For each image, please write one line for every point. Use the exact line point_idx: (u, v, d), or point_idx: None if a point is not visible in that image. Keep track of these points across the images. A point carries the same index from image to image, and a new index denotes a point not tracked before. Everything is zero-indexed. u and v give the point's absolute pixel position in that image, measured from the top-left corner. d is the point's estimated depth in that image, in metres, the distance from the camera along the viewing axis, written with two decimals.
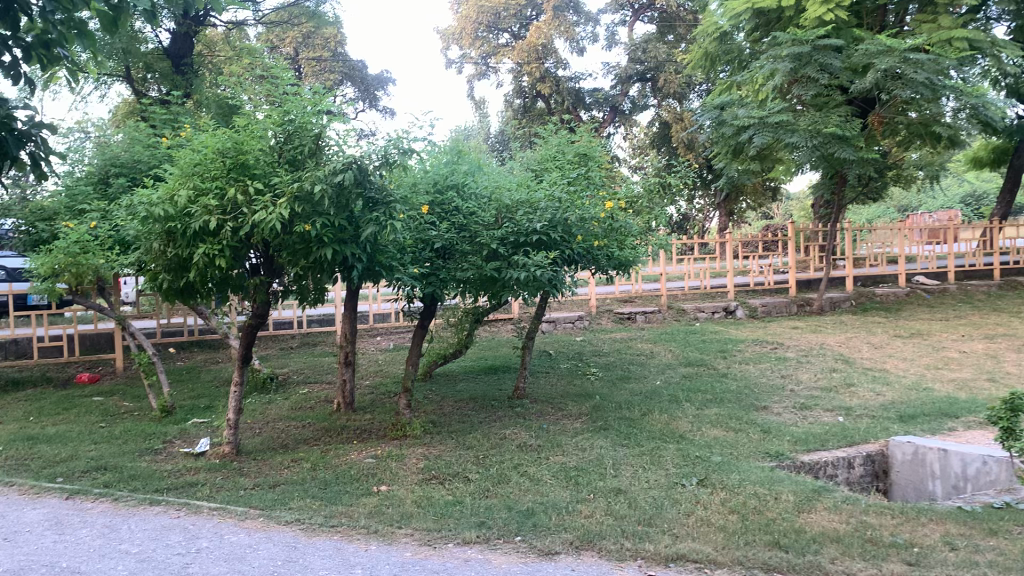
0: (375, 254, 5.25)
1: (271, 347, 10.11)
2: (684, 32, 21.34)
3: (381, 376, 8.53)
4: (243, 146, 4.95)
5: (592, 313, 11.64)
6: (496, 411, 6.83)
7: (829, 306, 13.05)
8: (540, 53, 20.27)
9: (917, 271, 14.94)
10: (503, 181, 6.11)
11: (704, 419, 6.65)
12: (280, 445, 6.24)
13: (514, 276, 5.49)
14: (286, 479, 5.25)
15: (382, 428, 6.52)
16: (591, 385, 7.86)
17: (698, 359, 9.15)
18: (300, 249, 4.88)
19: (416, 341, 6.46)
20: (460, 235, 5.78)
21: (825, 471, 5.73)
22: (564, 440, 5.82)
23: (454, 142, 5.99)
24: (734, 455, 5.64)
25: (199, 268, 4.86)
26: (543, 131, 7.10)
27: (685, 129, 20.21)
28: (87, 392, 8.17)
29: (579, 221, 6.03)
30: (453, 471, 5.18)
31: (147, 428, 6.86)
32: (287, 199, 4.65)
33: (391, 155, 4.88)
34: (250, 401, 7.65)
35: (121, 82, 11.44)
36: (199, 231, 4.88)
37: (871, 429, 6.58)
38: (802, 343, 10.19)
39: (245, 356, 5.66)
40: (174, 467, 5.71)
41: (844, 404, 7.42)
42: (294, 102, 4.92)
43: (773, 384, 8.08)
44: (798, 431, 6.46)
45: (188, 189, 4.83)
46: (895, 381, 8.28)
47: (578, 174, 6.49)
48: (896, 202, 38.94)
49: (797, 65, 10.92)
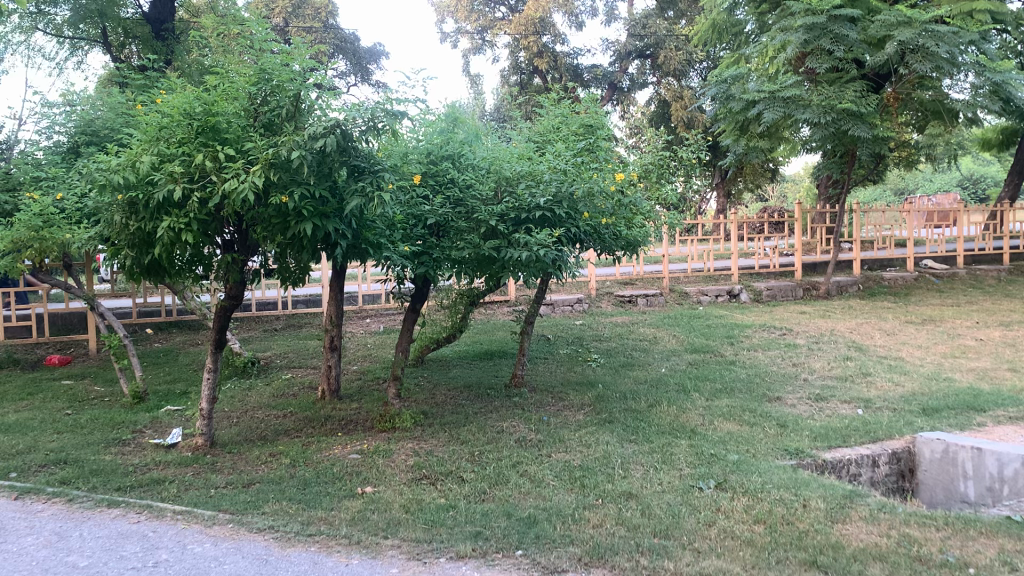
0: (361, 229, 4.75)
1: (255, 328, 9.62)
2: (685, 7, 20.87)
3: (369, 361, 8.05)
4: (213, 107, 4.41)
5: (591, 295, 11.19)
6: (492, 401, 6.34)
7: (836, 290, 12.60)
8: (538, 27, 19.67)
9: (926, 255, 14.50)
10: (503, 152, 5.61)
11: (717, 412, 6.19)
12: (257, 437, 5.76)
13: (515, 257, 5.01)
14: (261, 478, 4.77)
15: (369, 419, 6.04)
16: (593, 373, 7.39)
17: (705, 345, 8.67)
18: (277, 224, 4.39)
19: (407, 325, 5.97)
20: (457, 211, 5.28)
21: (849, 470, 5.27)
22: (566, 435, 5.35)
23: (449, 108, 5.46)
24: (751, 452, 5.18)
25: (163, 245, 4.36)
26: (546, 100, 6.52)
27: (687, 107, 19.66)
28: (55, 376, 7.68)
29: (586, 196, 5.53)
30: (446, 469, 4.71)
31: (117, 416, 6.37)
32: (262, 166, 4.16)
33: (378, 119, 4.36)
34: (229, 386, 7.18)
35: (97, 49, 10.79)
36: (162, 202, 4.38)
37: (895, 423, 6.12)
38: (812, 329, 9.72)
39: (219, 343, 5.18)
40: (141, 461, 5.23)
41: (862, 395, 6.97)
42: (271, 60, 4.41)
43: (785, 373, 7.62)
44: (817, 425, 6.00)
45: (151, 155, 4.33)
46: (913, 371, 7.83)
47: (585, 145, 5.98)
48: (894, 187, 38.54)
49: (811, 37, 10.39)
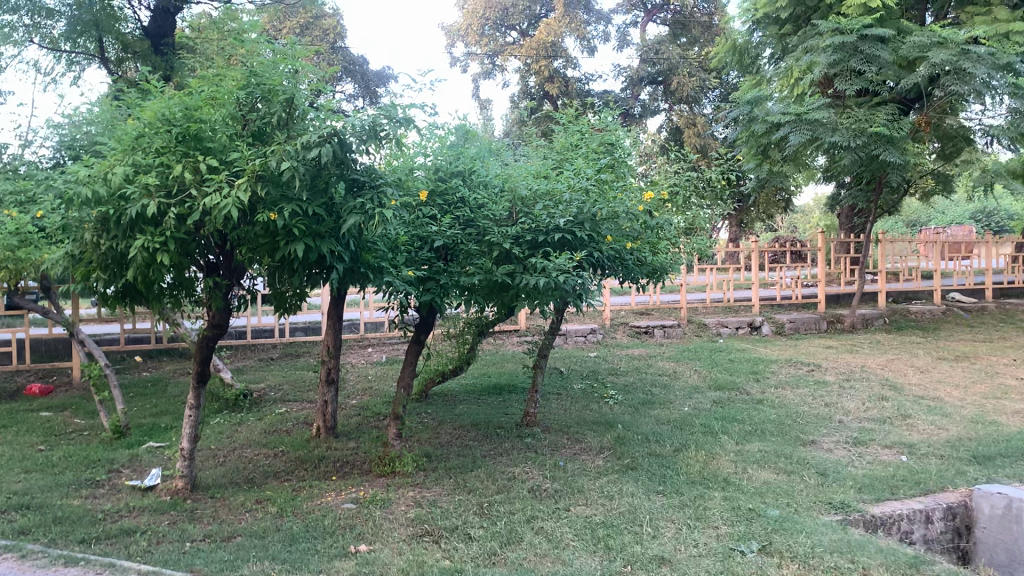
0: (360, 251, 4.26)
1: (250, 357, 9.12)
2: (699, 35, 20.53)
3: (370, 395, 7.51)
4: (196, 112, 3.94)
5: (606, 326, 10.67)
6: (503, 443, 5.80)
7: (861, 323, 12.06)
8: (550, 51, 19.34)
9: (953, 288, 13.98)
10: (518, 169, 5.14)
11: (748, 458, 5.63)
12: (244, 480, 5.23)
13: (531, 283, 4.50)
14: (244, 530, 4.24)
15: (367, 461, 5.51)
16: (611, 412, 6.83)
17: (729, 381, 8.12)
18: (264, 245, 3.90)
19: (410, 357, 5.45)
20: (467, 232, 4.79)
21: (900, 527, 4.70)
22: (586, 485, 4.81)
23: (460, 122, 4.98)
24: (791, 507, 4.62)
25: (137, 268, 3.85)
26: (562, 115, 5.92)
27: (701, 133, 19.23)
28: (34, 406, 7.18)
29: (610, 218, 5.04)
30: (451, 524, 4.17)
31: (93, 453, 5.85)
32: (248, 179, 3.68)
33: (380, 126, 3.88)
34: (218, 421, 6.67)
35: (96, 64, 10.36)
36: (136, 218, 3.88)
37: (945, 473, 5.53)
38: (841, 365, 9.16)
39: (201, 378, 4.66)
40: (112, 507, 4.70)
41: (903, 439, 6.40)
42: (264, 62, 3.96)
43: (817, 415, 7.04)
44: (860, 474, 5.43)
45: (124, 166, 3.85)
46: (954, 413, 7.26)
47: (608, 163, 5.50)
48: (906, 219, 38.03)
49: (840, 57, 10.00)
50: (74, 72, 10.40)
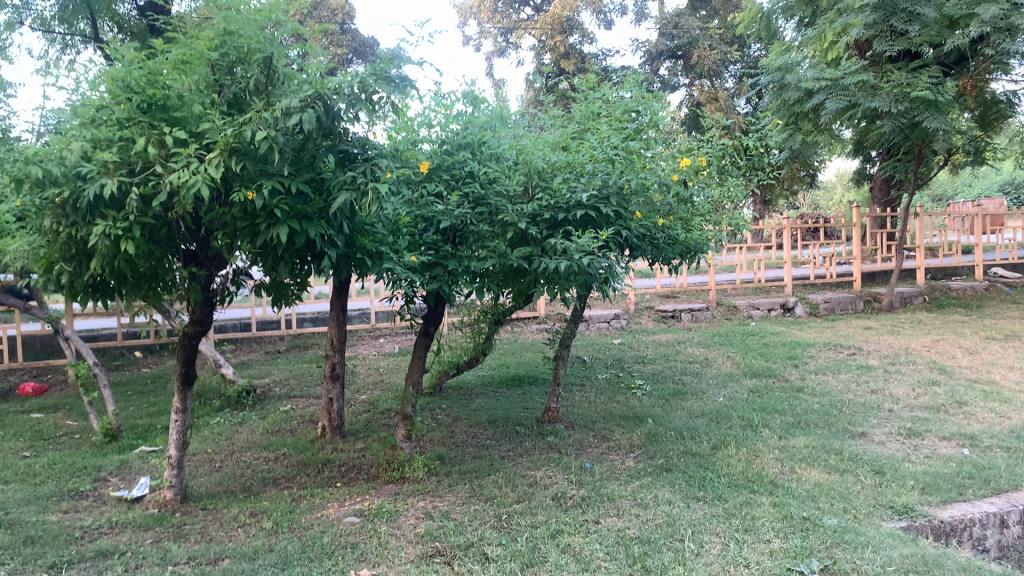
0: (356, 232, 3.76)
1: (256, 351, 8.68)
2: (718, 6, 19.81)
3: (381, 389, 7.04)
4: (161, 77, 3.43)
5: (630, 310, 10.14)
6: (523, 441, 5.31)
7: (899, 302, 11.45)
8: (565, 26, 18.69)
9: (995, 263, 13.35)
10: (533, 139, 4.61)
11: (794, 455, 5.09)
12: (240, 488, 4.77)
13: (551, 268, 3.98)
14: (234, 550, 3.76)
15: (375, 465, 5.03)
16: (640, 404, 6.32)
17: (766, 368, 7.57)
18: (244, 229, 3.41)
19: (418, 350, 4.94)
20: (477, 211, 4.27)
21: (972, 533, 4.15)
22: (617, 491, 4.29)
23: (467, 89, 4.44)
24: (849, 513, 4.09)
25: (100, 260, 3.37)
26: (582, 81, 5.35)
27: (724, 108, 18.54)
28: (26, 407, 6.76)
29: (640, 191, 4.52)
30: (465, 541, 3.68)
31: (80, 459, 5.41)
32: (220, 153, 3.18)
33: (371, 87, 3.34)
34: (218, 420, 6.23)
35: (91, 46, 9.93)
36: (95, 201, 3.39)
37: (1016, 468, 4.95)
38: (885, 348, 8.56)
39: (186, 378, 4.18)
40: (92, 522, 4.24)
41: (962, 430, 5.82)
42: (237, 17, 3.41)
43: (864, 403, 6.47)
44: (921, 471, 4.86)
45: (81, 141, 3.36)
46: (1014, 398, 6.66)
47: (637, 128, 4.95)
48: (932, 193, 37.06)
49: (879, 17, 9.43)
50: (69, 55, 9.97)
